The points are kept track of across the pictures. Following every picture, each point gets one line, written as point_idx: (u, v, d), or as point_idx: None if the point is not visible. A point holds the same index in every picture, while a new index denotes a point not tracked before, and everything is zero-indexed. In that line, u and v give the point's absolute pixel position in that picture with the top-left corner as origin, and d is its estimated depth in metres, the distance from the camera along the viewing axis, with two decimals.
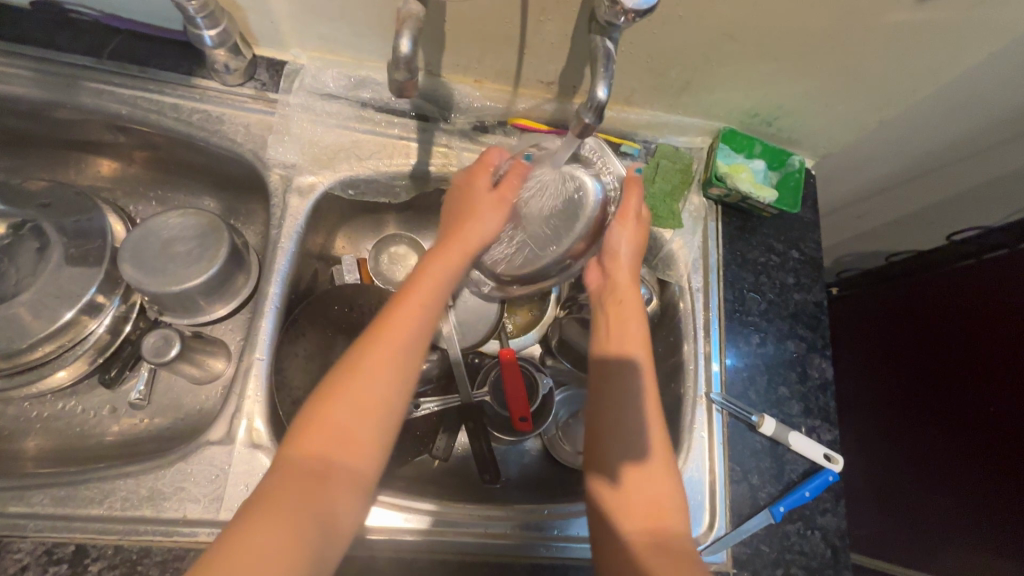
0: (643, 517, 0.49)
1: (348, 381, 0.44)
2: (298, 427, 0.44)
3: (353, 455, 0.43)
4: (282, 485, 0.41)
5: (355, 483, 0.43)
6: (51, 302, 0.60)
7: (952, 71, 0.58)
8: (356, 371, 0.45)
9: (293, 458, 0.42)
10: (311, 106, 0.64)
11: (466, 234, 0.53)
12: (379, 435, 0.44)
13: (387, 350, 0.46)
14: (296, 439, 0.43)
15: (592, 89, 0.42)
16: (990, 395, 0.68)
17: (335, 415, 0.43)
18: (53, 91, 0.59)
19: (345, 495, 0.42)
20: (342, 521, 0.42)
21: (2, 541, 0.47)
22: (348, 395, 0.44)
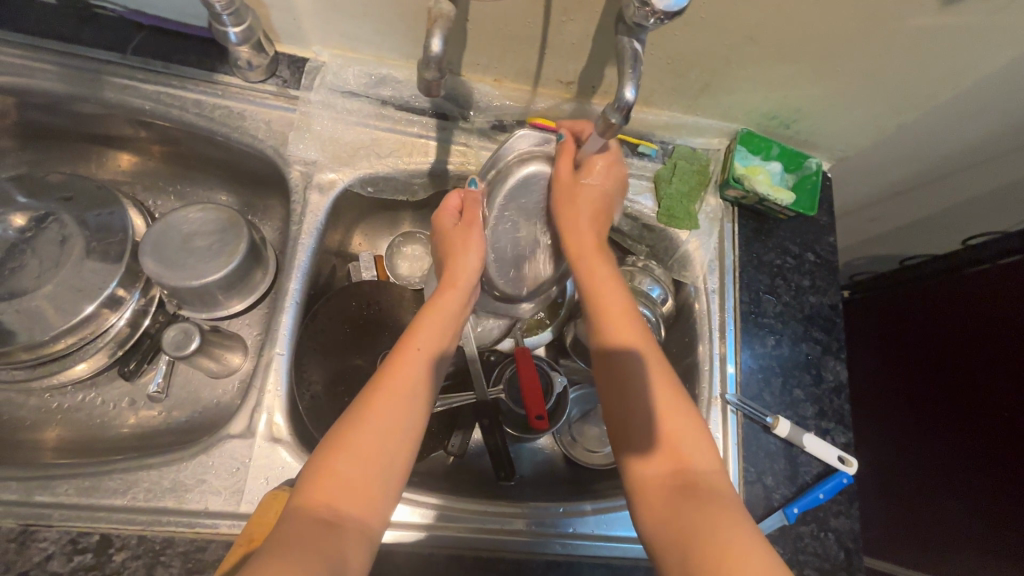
0: (668, 465, 0.47)
1: (362, 426, 0.45)
2: (308, 476, 0.43)
3: (362, 506, 0.43)
4: (294, 533, 0.40)
5: (364, 536, 0.43)
6: (73, 295, 0.61)
7: (974, 76, 0.58)
8: (368, 417, 0.46)
9: (304, 503, 0.42)
10: (332, 103, 0.64)
11: (459, 280, 0.55)
12: (387, 483, 0.45)
13: (399, 394, 0.48)
14: (305, 488, 0.43)
15: (620, 89, 0.42)
16: (1004, 404, 0.68)
17: (348, 458, 0.44)
18: (79, 86, 0.60)
19: (355, 545, 0.42)
20: (353, 569, 0.41)
21: (27, 530, 0.48)
22: (363, 439, 0.45)
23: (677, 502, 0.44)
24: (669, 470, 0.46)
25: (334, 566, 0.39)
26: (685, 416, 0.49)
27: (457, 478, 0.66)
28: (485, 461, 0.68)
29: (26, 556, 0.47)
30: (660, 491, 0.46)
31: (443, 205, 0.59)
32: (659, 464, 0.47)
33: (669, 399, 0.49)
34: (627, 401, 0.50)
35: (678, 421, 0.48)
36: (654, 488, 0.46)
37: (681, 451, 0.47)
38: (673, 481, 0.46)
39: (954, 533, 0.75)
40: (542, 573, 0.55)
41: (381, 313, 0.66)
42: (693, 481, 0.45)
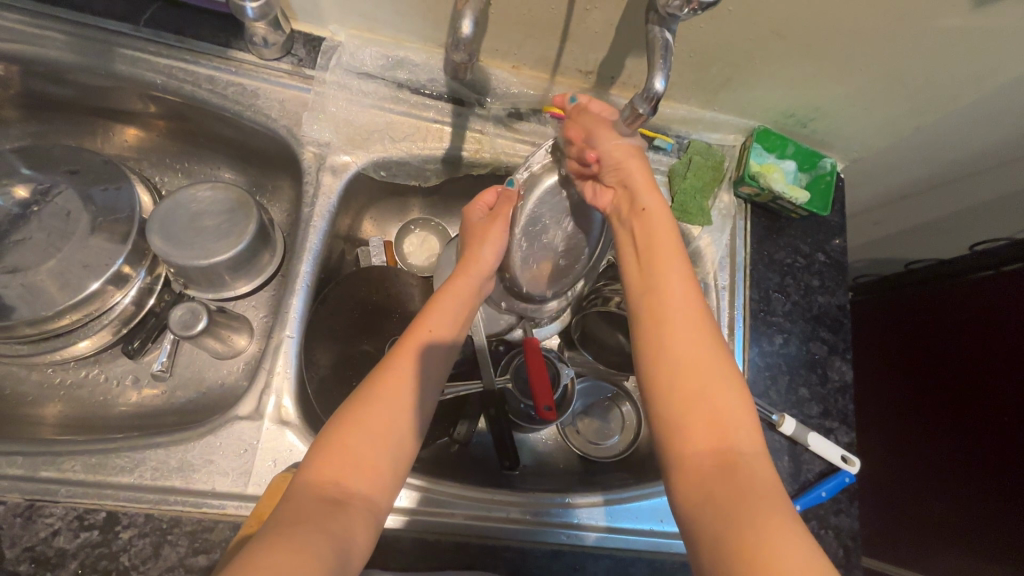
0: (708, 442, 0.41)
1: (370, 404, 0.46)
2: (315, 453, 0.44)
3: (369, 483, 0.43)
4: (300, 508, 0.40)
5: (370, 516, 0.42)
6: (79, 272, 0.60)
7: (996, 80, 0.58)
8: (375, 396, 0.46)
9: (309, 485, 0.42)
10: (347, 84, 0.63)
11: (473, 268, 0.57)
12: (393, 462, 0.45)
13: (401, 377, 0.48)
14: (313, 464, 0.43)
15: (649, 81, 0.43)
16: (1006, 406, 0.69)
17: (357, 436, 0.44)
18: (88, 56, 0.59)
19: (360, 523, 0.41)
20: (359, 551, 0.40)
21: (32, 505, 0.47)
22: (370, 419, 0.45)
23: (715, 481, 0.40)
24: (706, 448, 0.41)
25: (338, 544, 0.38)
26: (729, 390, 0.44)
27: (462, 465, 0.66)
28: (489, 450, 0.68)
29: (32, 532, 0.47)
30: (698, 475, 0.40)
31: (473, 203, 0.62)
32: (693, 439, 0.42)
33: (709, 374, 0.44)
34: (659, 374, 0.45)
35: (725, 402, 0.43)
36: (692, 467, 0.41)
37: (720, 427, 0.42)
38: (716, 460, 0.40)
39: (951, 531, 0.76)
40: (546, 561, 0.55)
41: (390, 300, 0.66)
42: (736, 460, 0.40)
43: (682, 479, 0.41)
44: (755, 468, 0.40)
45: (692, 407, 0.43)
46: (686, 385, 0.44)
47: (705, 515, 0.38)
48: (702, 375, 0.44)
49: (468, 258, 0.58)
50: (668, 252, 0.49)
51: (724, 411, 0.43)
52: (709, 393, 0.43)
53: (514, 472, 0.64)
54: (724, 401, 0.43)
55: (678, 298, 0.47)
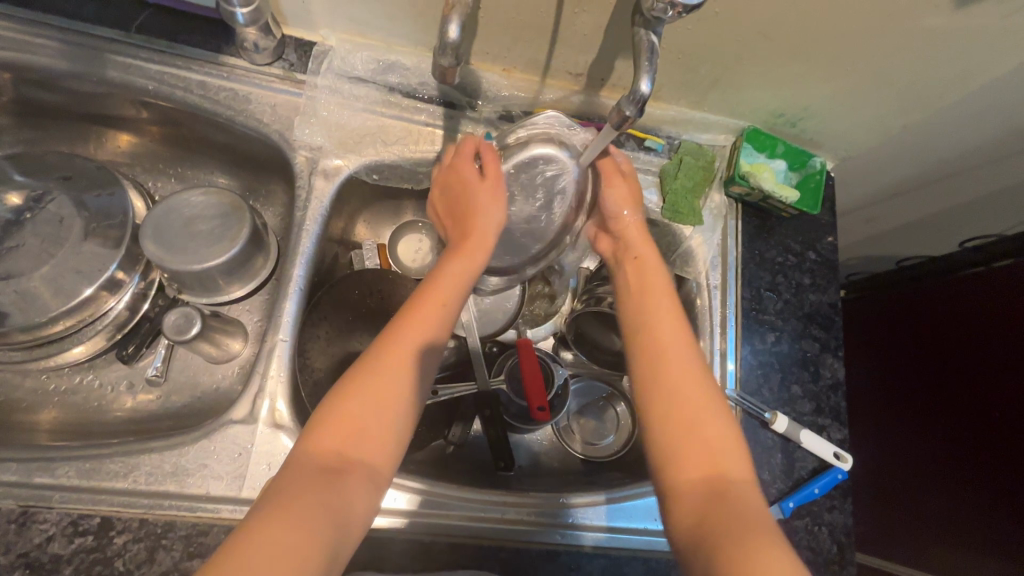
0: (702, 467, 0.44)
1: (370, 377, 0.45)
2: (318, 421, 0.43)
3: (370, 452, 0.43)
4: (300, 479, 0.40)
5: (372, 483, 0.43)
6: (72, 278, 0.60)
7: (982, 78, 0.58)
8: (375, 368, 0.45)
9: (309, 456, 0.42)
10: (339, 88, 0.64)
11: (475, 228, 0.52)
12: (398, 431, 0.45)
13: (405, 350, 0.46)
14: (314, 433, 0.43)
15: (635, 83, 0.43)
16: (994, 400, 0.70)
17: (357, 410, 0.43)
18: (80, 63, 0.59)
19: (360, 493, 0.42)
20: (357, 523, 0.41)
21: (26, 511, 0.47)
22: (371, 392, 0.44)
23: (709, 502, 0.42)
24: (702, 470, 0.44)
25: (339, 518, 0.40)
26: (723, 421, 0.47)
27: (457, 466, 0.66)
28: (484, 451, 0.68)
29: (26, 537, 0.47)
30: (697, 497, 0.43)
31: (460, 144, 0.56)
32: (691, 463, 0.45)
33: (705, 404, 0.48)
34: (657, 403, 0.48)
35: (716, 430, 0.46)
36: (689, 490, 0.43)
37: (716, 456, 0.45)
38: (707, 484, 0.43)
39: (944, 527, 0.76)
40: (542, 561, 0.55)
41: (384, 302, 0.66)
42: (727, 487, 0.43)
43: (677, 501, 0.44)
44: (745, 496, 0.43)
45: (679, 433, 0.46)
46: (680, 409, 0.47)
47: (696, 531, 0.41)
48: (693, 403, 0.47)
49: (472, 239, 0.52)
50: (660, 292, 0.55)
51: (717, 440, 0.45)
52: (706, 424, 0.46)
53: (511, 472, 0.64)
54: (715, 430, 0.46)
55: (669, 343, 0.51)
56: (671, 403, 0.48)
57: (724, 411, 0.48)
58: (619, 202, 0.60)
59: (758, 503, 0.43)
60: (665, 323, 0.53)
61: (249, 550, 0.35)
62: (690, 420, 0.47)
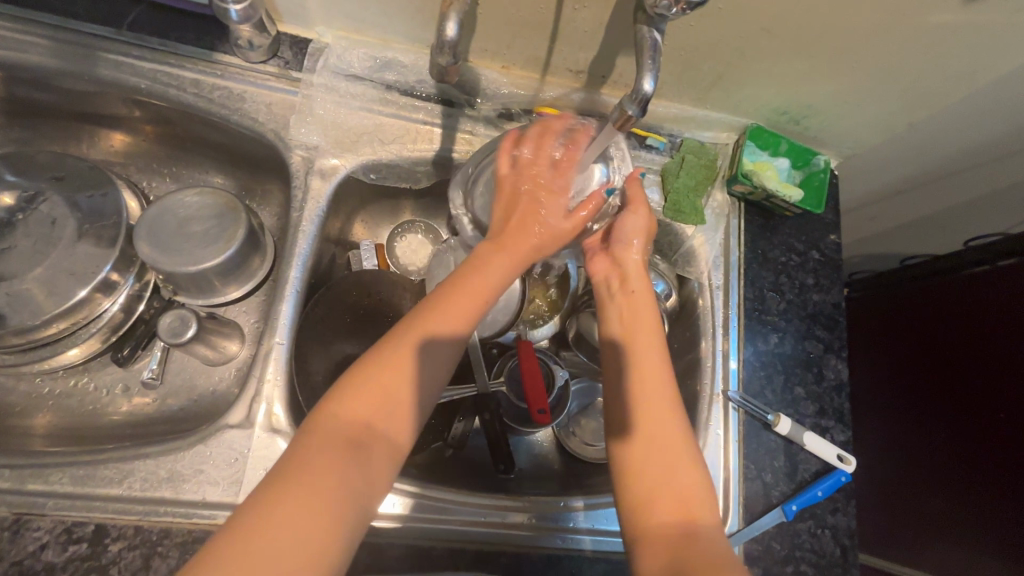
0: (674, 510, 0.45)
1: (400, 348, 0.44)
2: (345, 385, 0.43)
3: (394, 422, 0.43)
4: (322, 444, 0.40)
5: (394, 451, 0.43)
6: (65, 280, 0.59)
7: (989, 75, 0.57)
8: (406, 338, 0.45)
9: (335, 419, 0.41)
10: (335, 86, 0.62)
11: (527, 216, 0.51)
12: (422, 403, 0.44)
13: (443, 322, 0.46)
14: (341, 397, 0.42)
15: (638, 81, 0.42)
16: (996, 401, 0.70)
17: (385, 375, 0.43)
18: (70, 61, 0.58)
19: (381, 463, 0.41)
20: (376, 492, 0.41)
21: (20, 519, 0.47)
22: (399, 359, 0.44)
23: (678, 543, 0.43)
24: (672, 513, 0.45)
25: (358, 483, 0.40)
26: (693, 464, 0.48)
27: (457, 469, 0.65)
28: (484, 454, 0.67)
29: (19, 545, 0.46)
30: (664, 541, 0.44)
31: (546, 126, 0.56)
32: (664, 507, 0.45)
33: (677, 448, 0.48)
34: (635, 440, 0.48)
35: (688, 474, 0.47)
36: (659, 534, 0.44)
37: (687, 498, 0.46)
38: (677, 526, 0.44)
39: (947, 528, 0.76)
40: (542, 566, 0.55)
41: (382, 304, 0.65)
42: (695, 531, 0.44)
43: (645, 544, 0.44)
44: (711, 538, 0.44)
45: (654, 478, 0.46)
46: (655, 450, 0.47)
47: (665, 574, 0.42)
48: (666, 445, 0.48)
49: (511, 230, 0.50)
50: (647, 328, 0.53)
51: (687, 484, 0.46)
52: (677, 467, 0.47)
53: (510, 476, 0.63)
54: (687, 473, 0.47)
55: (649, 390, 0.49)
56: (645, 444, 0.48)
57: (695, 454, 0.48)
58: (636, 232, 0.56)
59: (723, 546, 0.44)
60: (646, 352, 0.51)
61: (262, 525, 0.36)
62: (665, 467, 0.47)
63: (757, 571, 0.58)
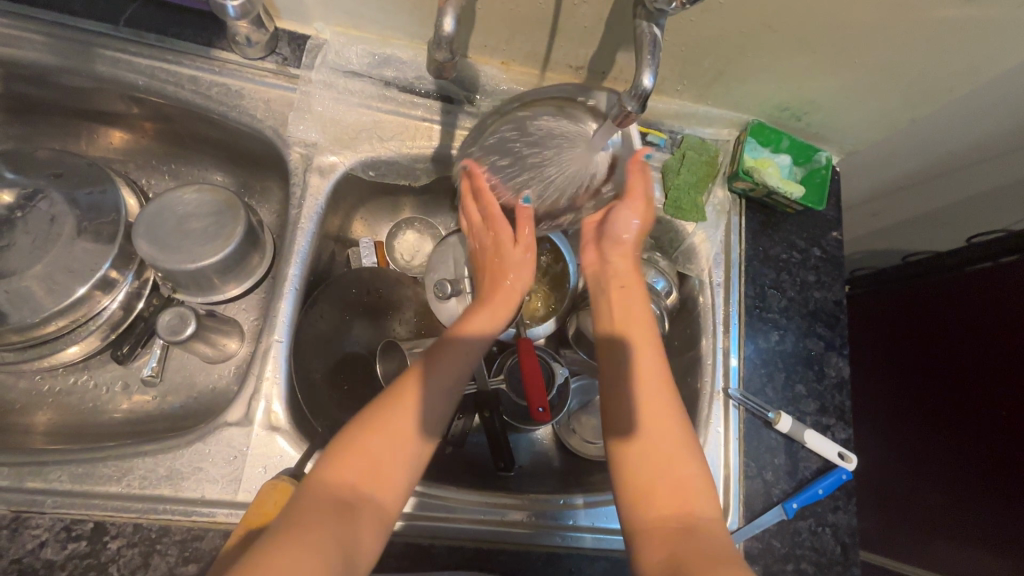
0: (670, 505, 0.45)
1: (392, 412, 0.45)
2: (337, 449, 0.44)
3: (383, 488, 0.43)
4: (312, 508, 0.40)
5: (381, 519, 0.42)
6: (64, 278, 0.59)
7: (994, 70, 0.57)
8: (397, 402, 0.46)
9: (327, 484, 0.42)
10: (333, 83, 0.62)
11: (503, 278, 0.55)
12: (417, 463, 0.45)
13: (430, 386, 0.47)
14: (332, 462, 0.43)
15: (637, 77, 0.42)
16: (995, 397, 0.70)
17: (372, 442, 0.43)
18: (68, 58, 0.58)
19: (369, 529, 0.41)
20: (364, 557, 0.40)
21: (19, 516, 0.47)
22: (388, 424, 0.44)
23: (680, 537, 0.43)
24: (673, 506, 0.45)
25: (350, 548, 0.39)
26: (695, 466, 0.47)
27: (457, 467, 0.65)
28: (484, 451, 0.67)
29: (19, 543, 0.46)
30: (663, 535, 0.43)
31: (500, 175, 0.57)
32: (660, 503, 0.45)
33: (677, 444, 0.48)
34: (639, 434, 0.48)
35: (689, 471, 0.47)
36: (654, 530, 0.44)
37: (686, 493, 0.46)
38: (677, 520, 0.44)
39: (948, 525, 0.76)
40: (542, 564, 0.54)
41: (382, 301, 0.65)
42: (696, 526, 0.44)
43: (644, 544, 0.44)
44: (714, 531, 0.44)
45: (651, 477, 0.46)
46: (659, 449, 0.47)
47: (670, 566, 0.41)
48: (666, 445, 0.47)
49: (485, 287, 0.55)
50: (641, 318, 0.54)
51: (688, 480, 0.46)
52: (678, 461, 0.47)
53: (510, 473, 0.64)
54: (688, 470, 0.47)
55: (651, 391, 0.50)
56: (648, 442, 0.48)
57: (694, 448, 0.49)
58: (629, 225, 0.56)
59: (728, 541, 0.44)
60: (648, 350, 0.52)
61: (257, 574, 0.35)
62: (662, 466, 0.47)
63: (757, 569, 0.58)
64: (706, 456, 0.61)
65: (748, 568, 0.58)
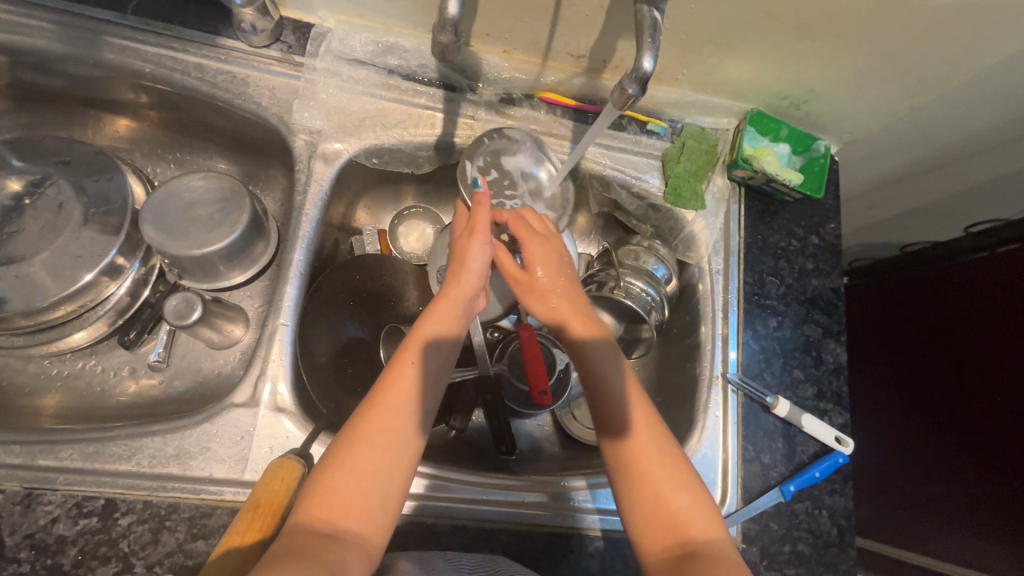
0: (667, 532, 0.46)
1: (359, 440, 0.45)
2: (312, 486, 0.44)
3: (362, 515, 0.43)
4: (295, 540, 0.40)
5: (367, 545, 0.43)
6: (72, 263, 0.60)
7: (991, 58, 0.57)
8: (362, 429, 0.46)
9: (309, 517, 0.42)
10: (338, 71, 0.63)
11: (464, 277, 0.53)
12: (389, 487, 0.45)
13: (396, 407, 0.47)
14: (311, 496, 0.43)
15: (638, 60, 0.42)
16: (991, 383, 0.70)
17: (341, 473, 0.44)
18: (75, 45, 0.58)
19: (356, 555, 0.41)
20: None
21: (31, 493, 0.48)
22: (357, 455, 0.45)
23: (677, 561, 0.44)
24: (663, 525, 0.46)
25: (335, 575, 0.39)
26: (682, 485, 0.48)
27: (459, 451, 0.66)
28: (486, 436, 0.68)
29: (32, 518, 0.47)
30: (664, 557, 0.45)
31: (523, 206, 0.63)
32: (653, 528, 0.46)
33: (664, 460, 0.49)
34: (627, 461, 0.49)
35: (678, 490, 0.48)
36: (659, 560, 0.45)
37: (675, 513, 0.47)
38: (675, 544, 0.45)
39: (949, 518, 0.76)
40: (543, 544, 0.55)
41: (386, 288, 0.66)
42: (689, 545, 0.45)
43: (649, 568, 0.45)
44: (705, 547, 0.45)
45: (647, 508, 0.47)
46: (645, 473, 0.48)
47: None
48: (653, 466, 0.48)
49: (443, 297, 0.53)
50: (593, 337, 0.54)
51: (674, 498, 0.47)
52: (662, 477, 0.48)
53: (512, 456, 0.65)
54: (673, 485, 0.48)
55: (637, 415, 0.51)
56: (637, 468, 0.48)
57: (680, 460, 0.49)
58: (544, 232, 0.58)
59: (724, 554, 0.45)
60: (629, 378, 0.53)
61: None
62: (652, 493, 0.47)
63: (755, 550, 0.59)
64: (705, 441, 0.62)
65: (747, 549, 0.59)
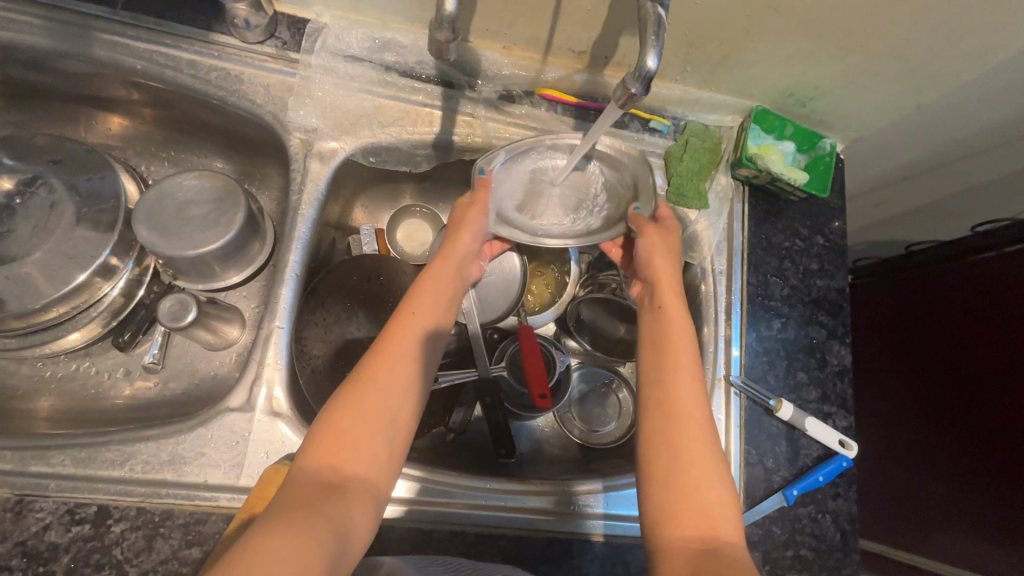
0: (698, 526, 0.43)
1: (362, 387, 0.45)
2: (312, 438, 0.43)
3: (365, 466, 0.42)
4: (296, 494, 0.39)
5: (368, 499, 0.42)
6: (64, 264, 0.59)
7: (1002, 55, 0.56)
8: (366, 377, 0.45)
9: (309, 470, 0.41)
10: (334, 67, 0.62)
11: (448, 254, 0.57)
12: (393, 439, 0.44)
13: (400, 357, 0.47)
14: (310, 451, 0.42)
15: (642, 58, 0.41)
16: (998, 384, 0.70)
17: (348, 418, 0.43)
18: (65, 41, 0.57)
19: (358, 507, 0.41)
20: (355, 535, 0.40)
21: (22, 500, 0.47)
22: (364, 401, 0.44)
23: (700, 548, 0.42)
24: (687, 505, 0.44)
25: (336, 530, 0.38)
26: (713, 466, 0.46)
27: (458, 453, 0.65)
28: (486, 439, 0.67)
29: (23, 526, 0.46)
30: (685, 544, 0.42)
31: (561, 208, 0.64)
32: (680, 508, 0.44)
33: (696, 438, 0.47)
34: (663, 451, 0.47)
35: (704, 470, 0.45)
36: (677, 540, 0.43)
37: (703, 498, 0.44)
38: (699, 534, 0.43)
39: (954, 518, 0.75)
40: (544, 549, 0.55)
41: (382, 289, 0.65)
42: (712, 529, 0.43)
43: (667, 554, 0.42)
44: (719, 525, 0.44)
45: (672, 488, 0.45)
46: (679, 451, 0.46)
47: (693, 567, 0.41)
48: (686, 447, 0.46)
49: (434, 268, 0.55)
50: (680, 335, 0.52)
51: (697, 474, 0.45)
52: (690, 459, 0.46)
53: (511, 460, 0.64)
54: (697, 460, 0.46)
55: (684, 396, 0.49)
56: (662, 447, 0.47)
57: (713, 441, 0.47)
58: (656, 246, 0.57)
59: (736, 535, 0.44)
60: (678, 356, 0.51)
61: (254, 559, 0.34)
62: (682, 474, 0.45)
63: (757, 555, 0.58)
64: None
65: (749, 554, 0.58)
